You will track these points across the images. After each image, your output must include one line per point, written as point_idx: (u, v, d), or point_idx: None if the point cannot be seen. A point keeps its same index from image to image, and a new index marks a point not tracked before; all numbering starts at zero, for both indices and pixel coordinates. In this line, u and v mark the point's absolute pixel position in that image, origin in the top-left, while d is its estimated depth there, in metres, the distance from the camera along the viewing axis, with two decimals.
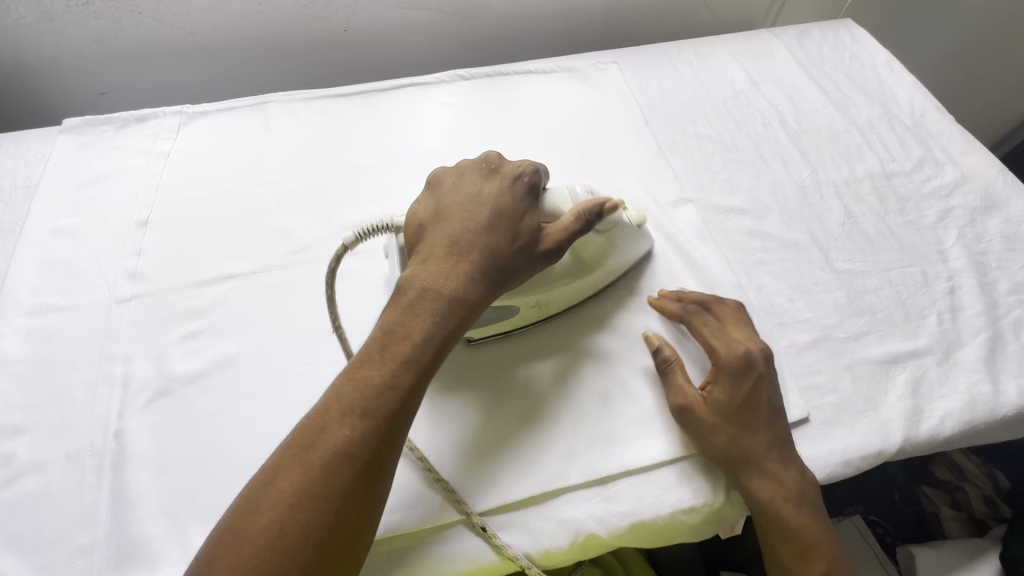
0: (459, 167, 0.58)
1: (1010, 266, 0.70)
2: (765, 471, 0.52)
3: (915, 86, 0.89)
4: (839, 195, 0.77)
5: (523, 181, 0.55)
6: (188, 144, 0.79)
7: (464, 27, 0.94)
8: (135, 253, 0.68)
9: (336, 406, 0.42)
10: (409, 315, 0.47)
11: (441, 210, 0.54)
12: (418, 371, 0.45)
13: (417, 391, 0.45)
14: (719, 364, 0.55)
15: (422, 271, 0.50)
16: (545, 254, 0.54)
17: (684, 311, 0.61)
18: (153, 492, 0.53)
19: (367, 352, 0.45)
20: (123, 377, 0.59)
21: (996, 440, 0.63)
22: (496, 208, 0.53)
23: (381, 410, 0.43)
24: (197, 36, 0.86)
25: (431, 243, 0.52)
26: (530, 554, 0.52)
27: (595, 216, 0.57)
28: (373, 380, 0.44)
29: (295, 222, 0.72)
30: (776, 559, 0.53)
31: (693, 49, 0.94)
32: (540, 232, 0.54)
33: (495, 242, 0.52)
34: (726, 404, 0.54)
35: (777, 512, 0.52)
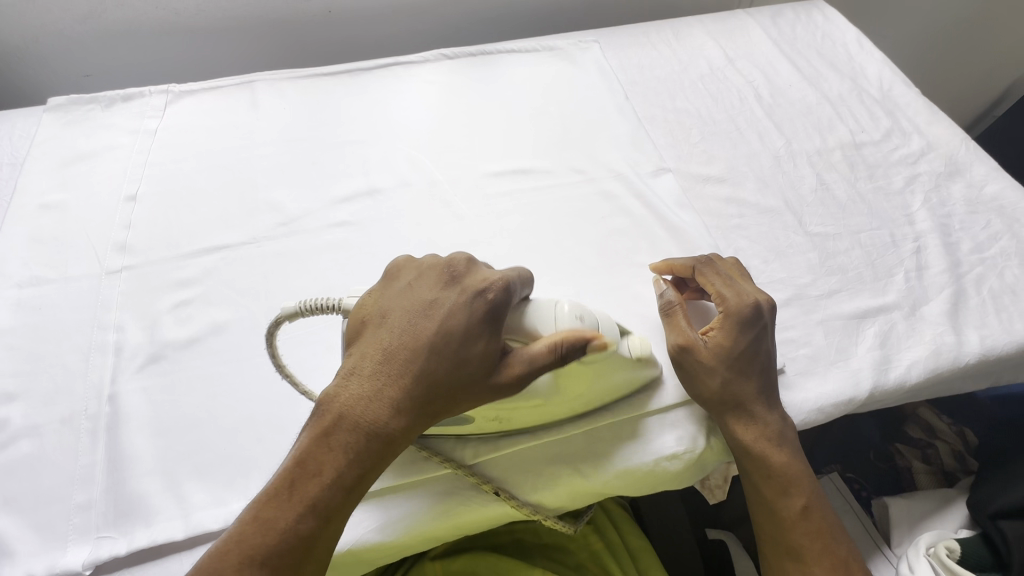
0: (423, 262, 0.52)
1: (972, 227, 0.74)
2: (751, 416, 0.55)
3: (883, 61, 0.93)
4: (812, 164, 0.80)
5: (486, 299, 0.48)
6: (175, 122, 0.79)
7: (448, 7, 0.95)
8: (124, 226, 0.69)
9: (234, 549, 0.41)
10: (324, 451, 0.44)
11: (384, 318, 0.48)
12: (324, 517, 0.43)
13: (322, 536, 0.43)
14: (728, 310, 0.57)
15: (349, 395, 0.46)
16: (502, 386, 0.47)
17: (698, 261, 0.62)
18: (148, 452, 0.54)
19: (276, 486, 0.43)
20: (116, 345, 0.60)
21: (961, 389, 0.66)
22: (444, 332, 0.47)
23: (278, 561, 0.41)
24: (182, 16, 0.86)
25: (364, 359, 0.47)
26: (526, 497, 0.55)
27: (572, 352, 0.46)
28: (274, 527, 0.42)
29: (284, 195, 0.73)
30: (758, 496, 0.56)
31: (671, 30, 0.97)
32: (498, 364, 0.47)
33: (433, 370, 0.46)
34: (725, 348, 0.56)
35: (761, 452, 0.55)
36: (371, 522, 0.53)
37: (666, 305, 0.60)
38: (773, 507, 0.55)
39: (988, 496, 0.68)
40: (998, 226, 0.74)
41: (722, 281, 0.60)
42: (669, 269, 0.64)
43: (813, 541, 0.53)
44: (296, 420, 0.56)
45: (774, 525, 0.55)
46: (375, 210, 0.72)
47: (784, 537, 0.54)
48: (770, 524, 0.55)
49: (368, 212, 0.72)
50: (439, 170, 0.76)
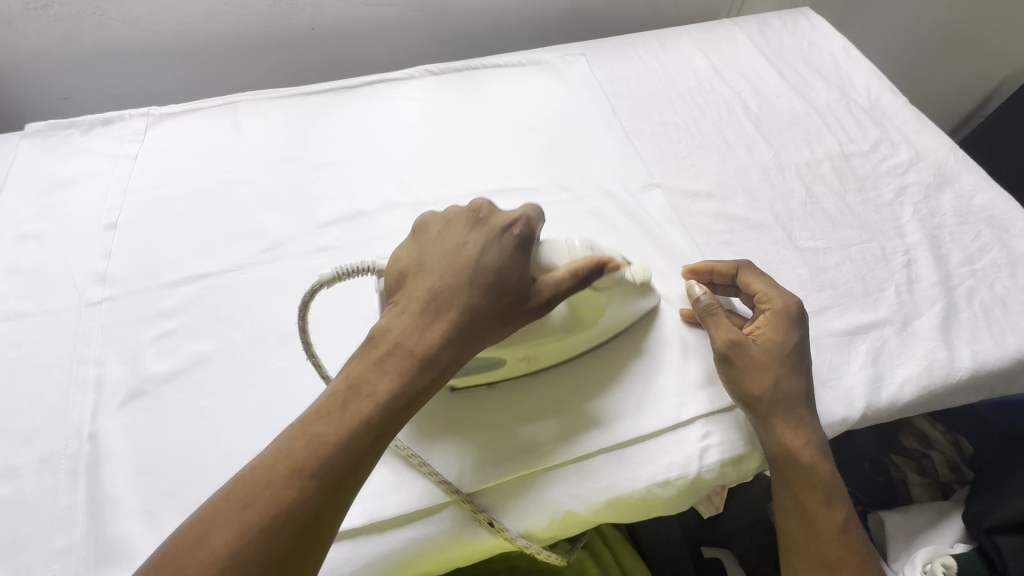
0: (446, 214, 0.57)
1: (962, 238, 0.74)
2: (797, 420, 0.56)
3: (871, 69, 0.92)
4: (801, 177, 0.79)
5: (513, 232, 0.54)
6: (156, 146, 0.78)
7: (432, 22, 0.95)
8: (104, 256, 0.68)
9: (284, 463, 0.43)
10: (375, 374, 0.47)
11: (424, 261, 0.53)
12: (377, 433, 0.46)
13: (374, 451, 0.46)
14: (775, 308, 0.59)
15: (395, 326, 0.50)
16: (535, 306, 0.53)
17: (739, 265, 0.64)
18: (130, 492, 0.53)
19: (326, 406, 0.46)
20: (96, 380, 0.59)
21: (955, 404, 0.65)
22: (478, 265, 0.52)
23: (332, 473, 0.43)
24: (162, 36, 0.85)
25: (409, 296, 0.51)
26: (522, 532, 0.54)
27: (592, 273, 0.54)
28: (327, 443, 0.44)
29: (267, 220, 0.72)
30: (797, 507, 0.55)
31: (658, 40, 0.96)
32: (530, 288, 0.53)
33: (473, 304, 0.51)
34: (778, 344, 0.58)
35: (804, 460, 0.55)
36: (358, 559, 0.52)
37: (707, 306, 0.60)
38: (813, 519, 0.54)
39: (983, 510, 0.68)
40: (987, 237, 0.74)
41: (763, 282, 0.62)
42: (708, 270, 0.65)
43: (850, 554, 0.53)
44: None
45: (809, 535, 0.54)
46: (361, 233, 0.71)
47: (823, 548, 0.54)
48: (803, 534, 0.55)
49: (353, 235, 0.71)
50: (425, 191, 0.75)
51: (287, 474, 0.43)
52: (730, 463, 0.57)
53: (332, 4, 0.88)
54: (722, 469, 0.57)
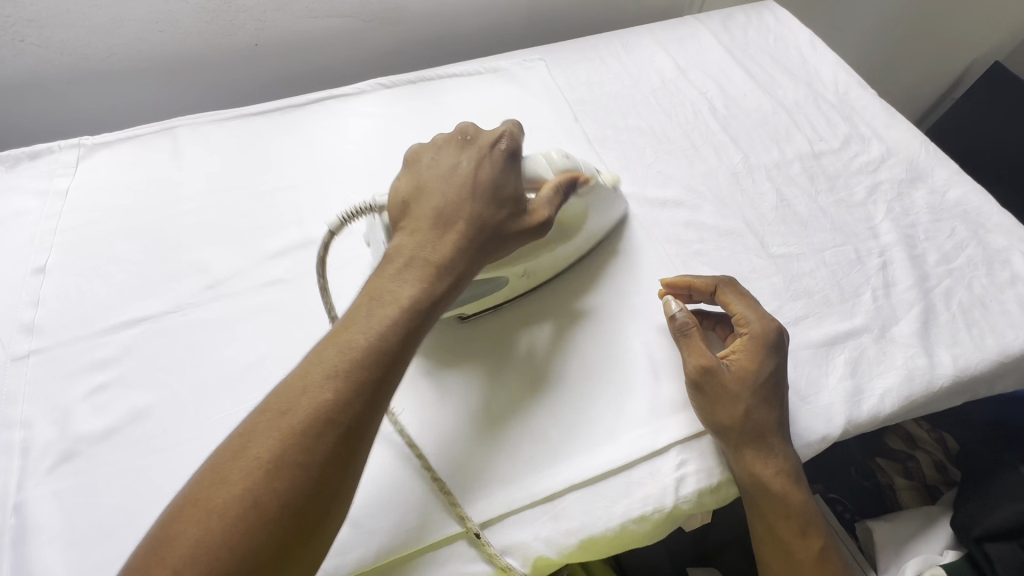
0: (437, 141, 0.58)
1: (938, 236, 0.71)
2: (769, 448, 0.54)
3: (837, 62, 0.90)
4: (771, 179, 0.76)
5: (501, 150, 0.56)
6: (88, 179, 0.73)
7: (384, 32, 0.90)
8: (31, 304, 0.63)
9: (316, 370, 0.42)
10: (393, 283, 0.47)
11: (425, 183, 0.54)
12: (404, 336, 0.45)
13: (403, 355, 0.45)
14: (752, 333, 0.57)
15: (407, 240, 0.50)
16: (534, 226, 0.55)
17: (719, 281, 0.61)
18: (60, 568, 0.49)
19: (350, 318, 0.45)
20: (22, 444, 0.54)
21: (939, 410, 0.63)
22: (480, 181, 0.53)
23: (365, 379, 0.42)
24: (92, 61, 0.79)
25: (415, 213, 0.52)
26: (522, 566, 0.51)
27: (570, 188, 0.59)
28: (354, 346, 0.43)
29: (211, 255, 0.67)
30: (772, 537, 0.56)
31: (620, 41, 0.93)
32: (527, 209, 0.55)
33: (481, 213, 0.52)
34: (751, 373, 0.55)
35: (776, 490, 0.54)
36: None
37: (682, 326, 0.58)
38: (788, 550, 0.55)
39: (973, 516, 0.66)
40: (963, 234, 0.71)
41: (743, 302, 0.60)
42: (686, 285, 0.62)
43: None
44: None
45: (788, 566, 0.55)
46: (311, 264, 0.67)
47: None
48: (785, 569, 0.55)
49: (303, 266, 0.67)
50: None
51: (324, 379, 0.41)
52: (708, 492, 0.54)
53: (275, 18, 0.83)
54: (700, 498, 0.54)
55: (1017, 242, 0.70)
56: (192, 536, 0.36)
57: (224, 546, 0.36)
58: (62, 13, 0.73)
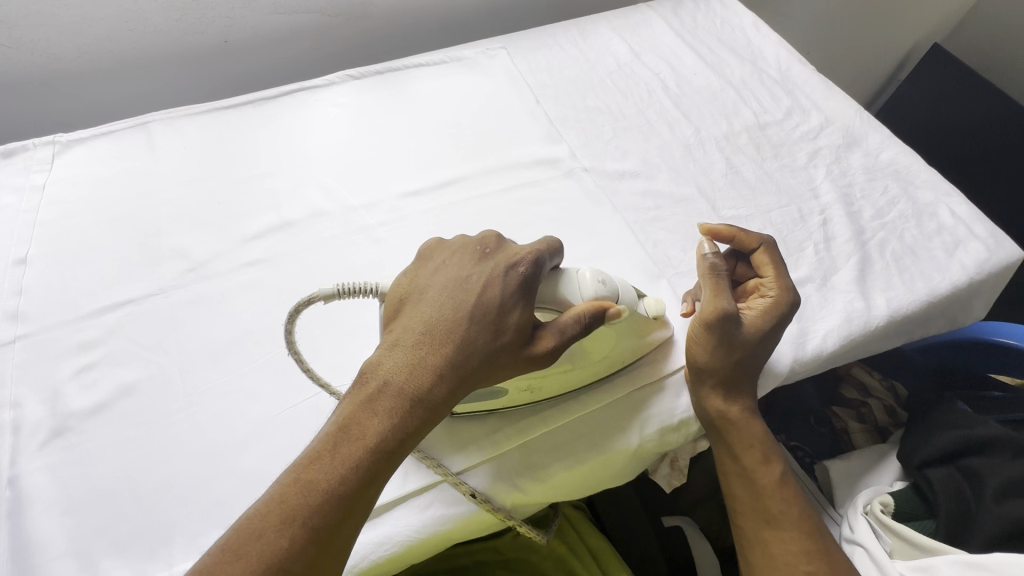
0: (455, 243, 0.54)
1: (872, 194, 0.78)
2: (736, 391, 0.59)
3: (779, 42, 0.96)
4: (721, 149, 0.82)
5: (518, 273, 0.50)
6: (64, 174, 0.75)
7: (350, 27, 0.94)
8: (14, 293, 0.64)
9: (278, 510, 0.40)
10: (365, 413, 0.45)
11: (421, 295, 0.50)
12: (370, 479, 0.43)
13: (365, 498, 0.43)
14: (777, 300, 0.61)
15: (390, 362, 0.47)
16: (533, 359, 0.50)
17: (765, 243, 0.65)
18: (59, 533, 0.51)
19: (317, 450, 0.43)
20: (13, 423, 0.56)
21: (878, 349, 0.69)
22: (480, 301, 0.49)
23: (325, 522, 0.41)
24: (63, 61, 0.81)
25: (403, 327, 0.49)
26: (507, 505, 0.55)
27: (596, 321, 0.51)
28: (319, 487, 0.41)
29: (190, 240, 0.70)
30: (738, 467, 0.61)
31: (577, 28, 0.98)
32: (532, 334, 0.50)
33: (469, 341, 0.48)
34: (761, 330, 0.59)
35: (738, 424, 0.59)
36: None
37: (713, 267, 0.60)
38: (754, 477, 0.60)
39: (916, 446, 0.72)
40: (895, 191, 0.78)
41: (776, 271, 0.63)
42: (731, 237, 0.65)
43: (789, 506, 0.59)
44: (222, 474, 0.54)
45: (752, 490, 0.60)
46: (289, 243, 0.70)
47: (761, 501, 0.60)
48: (749, 495, 0.60)
49: (281, 246, 0.70)
50: (352, 195, 0.75)
51: (283, 519, 0.40)
52: (670, 430, 0.59)
53: (243, 15, 0.86)
54: (663, 437, 0.59)
55: (942, 197, 0.77)
56: None
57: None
58: (32, 14, 0.75)
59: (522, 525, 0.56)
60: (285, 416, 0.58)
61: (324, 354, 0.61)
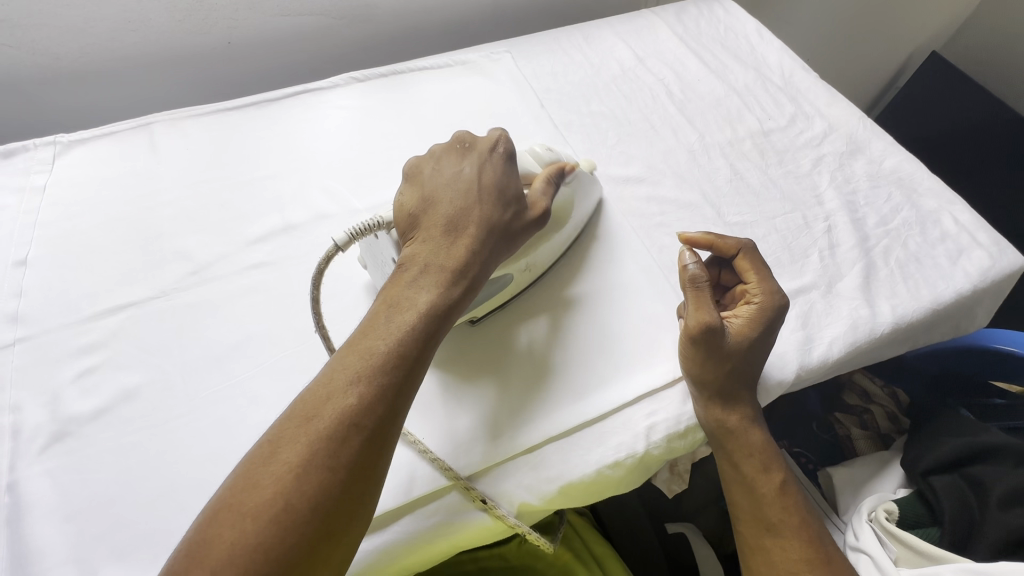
0: (436, 150, 0.60)
1: (876, 201, 0.78)
2: (735, 400, 0.59)
3: (782, 49, 0.97)
4: (725, 155, 0.82)
5: (501, 154, 0.58)
6: (65, 175, 0.74)
7: (354, 29, 0.94)
8: (14, 295, 0.64)
9: (340, 376, 0.44)
10: (409, 288, 0.49)
11: (431, 194, 0.55)
12: (424, 338, 0.47)
13: (423, 356, 0.47)
14: (761, 305, 0.60)
15: (418, 248, 0.52)
16: (535, 223, 0.58)
17: (744, 246, 0.64)
18: (58, 540, 0.50)
19: (369, 325, 0.47)
20: (12, 427, 0.55)
21: (882, 356, 0.69)
22: (484, 183, 0.56)
23: (392, 377, 0.44)
24: (65, 61, 0.80)
25: (423, 221, 0.54)
26: (514, 511, 0.54)
27: (558, 177, 0.63)
28: (377, 351, 0.45)
29: (192, 242, 0.69)
30: (738, 476, 0.61)
31: (581, 33, 0.98)
32: (528, 204, 0.58)
33: (487, 214, 0.54)
34: (748, 337, 0.59)
35: (738, 433, 0.59)
36: None
37: (695, 278, 0.60)
38: (753, 487, 0.60)
39: (920, 452, 0.72)
40: (898, 198, 0.78)
41: (759, 272, 0.63)
42: (710, 244, 0.65)
43: (789, 514, 0.59)
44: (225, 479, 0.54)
45: (754, 500, 0.60)
46: (292, 247, 0.70)
47: (761, 511, 0.59)
48: (750, 504, 0.60)
49: (284, 250, 0.69)
50: (356, 199, 0.74)
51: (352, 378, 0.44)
52: (677, 438, 0.59)
53: (247, 16, 0.85)
54: (669, 444, 0.59)
55: (945, 204, 0.78)
56: (227, 545, 0.37)
57: (258, 550, 0.37)
58: (34, 13, 0.74)
59: (535, 535, 0.55)
60: None
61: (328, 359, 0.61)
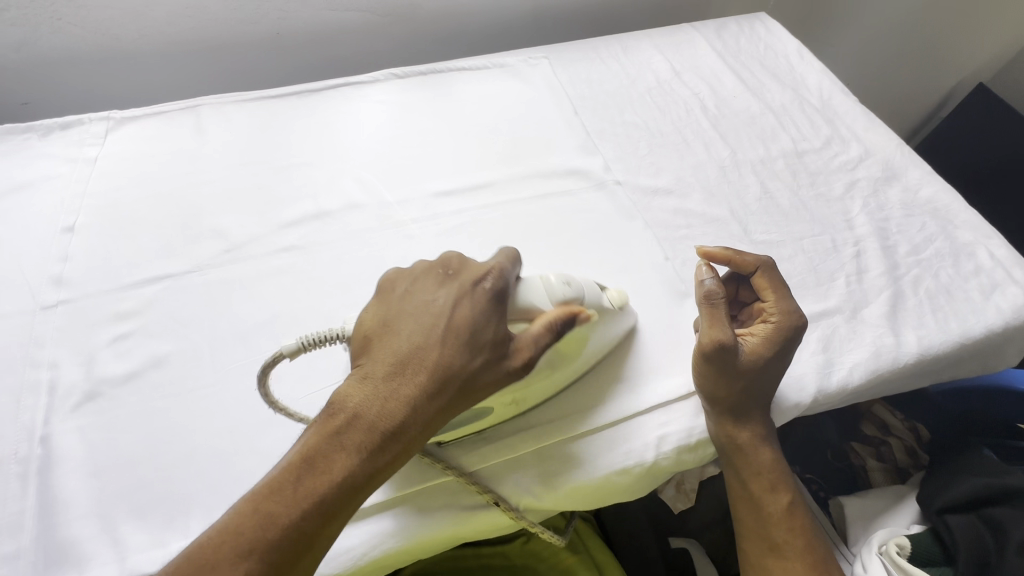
0: (416, 269, 0.54)
1: (909, 230, 0.77)
2: (747, 418, 0.59)
3: (822, 71, 0.96)
4: (756, 173, 0.82)
5: (484, 288, 0.51)
6: (116, 149, 0.78)
7: (398, 27, 0.96)
8: (60, 259, 0.67)
9: (233, 542, 0.41)
10: (330, 445, 0.44)
11: (390, 319, 0.50)
12: (329, 513, 0.43)
13: (327, 531, 0.44)
14: (777, 324, 0.60)
15: (355, 391, 0.47)
16: (508, 376, 0.50)
17: (763, 262, 0.64)
18: (83, 494, 0.52)
19: (278, 483, 0.43)
20: (49, 383, 0.58)
21: (904, 387, 0.68)
22: (451, 322, 0.49)
23: (284, 555, 0.41)
24: (124, 41, 0.85)
25: (370, 356, 0.48)
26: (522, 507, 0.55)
27: (567, 326, 0.51)
28: (279, 522, 0.41)
29: (230, 221, 0.72)
30: (745, 493, 0.61)
31: (619, 44, 0.98)
32: (507, 349, 0.50)
33: (442, 361, 0.48)
34: (761, 356, 0.59)
35: (749, 450, 0.59)
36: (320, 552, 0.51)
37: (709, 295, 0.60)
38: (758, 506, 0.60)
39: (936, 490, 0.71)
40: (932, 229, 0.77)
41: (777, 291, 0.62)
42: (728, 259, 0.65)
43: (794, 535, 0.59)
44: (242, 451, 0.55)
45: (758, 518, 0.60)
46: (322, 233, 0.72)
47: (766, 533, 0.59)
48: (755, 521, 0.60)
49: (315, 235, 0.72)
50: (387, 191, 0.76)
51: (247, 552, 0.40)
52: (687, 451, 0.59)
53: (297, 9, 0.88)
54: (679, 457, 0.59)
55: (981, 238, 0.76)
56: None
57: None
58: None
59: (541, 528, 0.57)
60: (306, 401, 0.59)
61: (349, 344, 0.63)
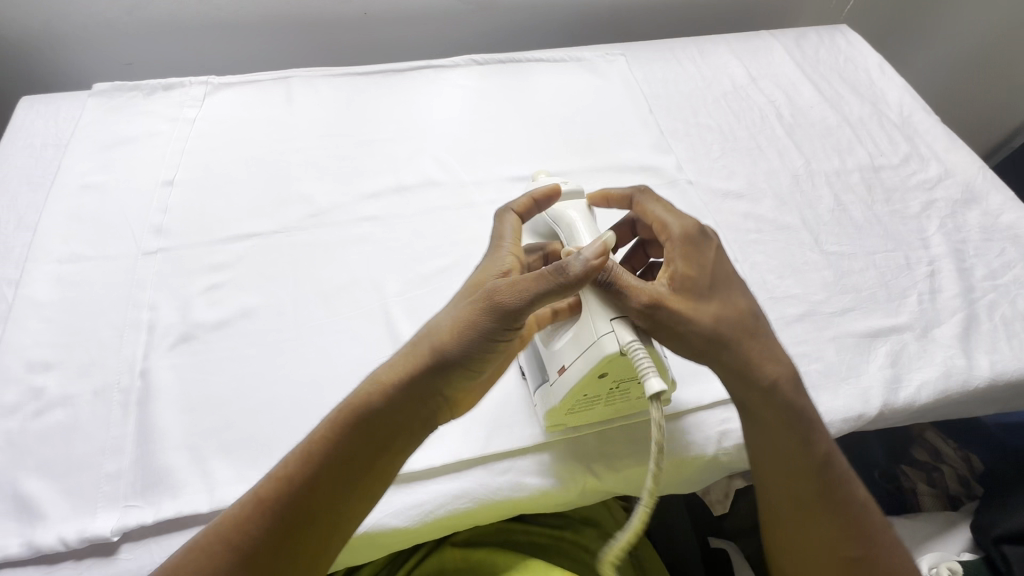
0: None
1: (987, 254, 0.75)
2: (757, 353, 0.53)
3: (904, 88, 0.94)
4: (830, 184, 0.81)
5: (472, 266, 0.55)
6: (213, 112, 0.82)
7: (479, 15, 0.99)
8: (160, 210, 0.72)
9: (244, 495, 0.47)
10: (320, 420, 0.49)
11: None
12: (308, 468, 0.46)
13: (311, 488, 0.45)
14: (676, 240, 0.54)
15: None
16: (478, 321, 0.48)
17: (631, 193, 0.59)
18: (175, 427, 0.56)
19: None
20: (149, 322, 0.63)
21: (969, 411, 0.67)
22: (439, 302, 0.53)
23: (270, 499, 0.45)
24: (225, 11, 0.89)
25: None
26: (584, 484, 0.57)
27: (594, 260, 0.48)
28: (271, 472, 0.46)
29: (315, 188, 0.75)
30: (777, 453, 0.52)
31: (696, 47, 0.99)
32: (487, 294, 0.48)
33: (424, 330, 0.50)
34: (693, 279, 0.52)
35: (778, 396, 0.52)
36: (396, 507, 0.53)
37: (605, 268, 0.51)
38: (792, 461, 0.52)
39: (993, 520, 0.69)
40: (1011, 255, 0.75)
41: (657, 209, 0.57)
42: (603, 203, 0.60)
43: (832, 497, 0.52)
44: (321, 403, 0.58)
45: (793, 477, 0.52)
46: (401, 207, 0.75)
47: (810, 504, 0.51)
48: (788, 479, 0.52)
49: (393, 208, 0.74)
50: (464, 172, 0.78)
51: (262, 498, 0.45)
52: None
53: None
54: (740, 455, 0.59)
55: None
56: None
57: None
58: None
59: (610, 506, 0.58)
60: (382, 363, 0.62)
61: (422, 314, 0.65)
